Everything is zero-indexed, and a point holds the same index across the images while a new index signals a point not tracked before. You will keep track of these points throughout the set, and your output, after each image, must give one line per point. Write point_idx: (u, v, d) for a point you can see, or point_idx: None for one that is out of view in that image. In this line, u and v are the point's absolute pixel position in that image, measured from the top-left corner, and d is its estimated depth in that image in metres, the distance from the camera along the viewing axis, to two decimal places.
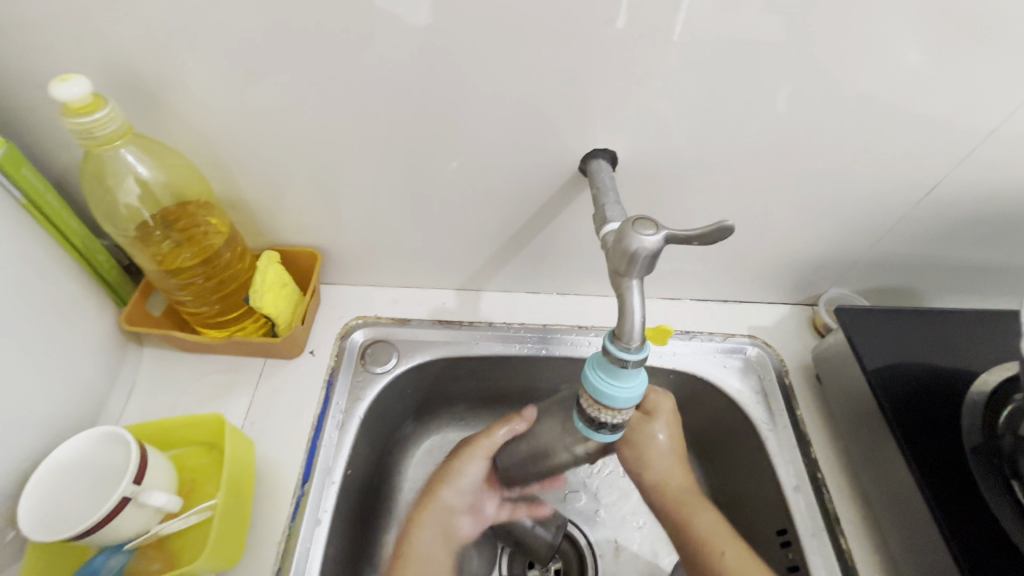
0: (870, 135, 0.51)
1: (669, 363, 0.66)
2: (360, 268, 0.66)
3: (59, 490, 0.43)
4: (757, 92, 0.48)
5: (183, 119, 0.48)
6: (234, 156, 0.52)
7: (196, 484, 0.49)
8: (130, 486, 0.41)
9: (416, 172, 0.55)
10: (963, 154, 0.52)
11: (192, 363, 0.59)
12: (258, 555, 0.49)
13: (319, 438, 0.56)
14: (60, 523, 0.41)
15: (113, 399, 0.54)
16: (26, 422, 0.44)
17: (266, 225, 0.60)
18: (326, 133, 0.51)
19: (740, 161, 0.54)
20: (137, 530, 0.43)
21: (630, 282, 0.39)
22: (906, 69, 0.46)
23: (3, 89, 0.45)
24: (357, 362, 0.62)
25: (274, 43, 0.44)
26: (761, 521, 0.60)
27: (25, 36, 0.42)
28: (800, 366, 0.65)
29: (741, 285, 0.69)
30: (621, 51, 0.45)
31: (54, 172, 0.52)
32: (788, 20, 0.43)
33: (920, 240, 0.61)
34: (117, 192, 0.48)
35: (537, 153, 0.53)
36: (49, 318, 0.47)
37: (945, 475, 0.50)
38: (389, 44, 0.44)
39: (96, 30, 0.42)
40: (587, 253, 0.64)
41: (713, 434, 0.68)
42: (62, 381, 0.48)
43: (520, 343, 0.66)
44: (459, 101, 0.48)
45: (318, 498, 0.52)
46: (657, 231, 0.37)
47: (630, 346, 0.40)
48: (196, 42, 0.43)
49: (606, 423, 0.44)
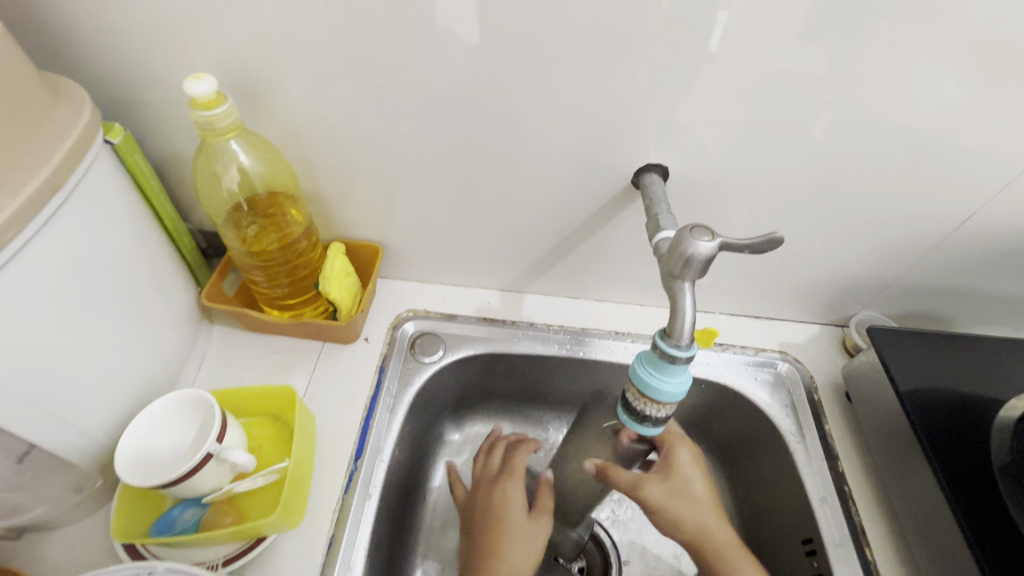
0: (910, 163, 0.54)
1: (702, 373, 0.68)
2: (413, 264, 0.70)
3: (150, 444, 0.47)
4: (804, 118, 0.51)
5: (279, 116, 0.54)
6: (317, 152, 0.57)
7: (262, 451, 0.53)
8: (214, 443, 0.45)
9: (477, 176, 0.59)
10: (999, 186, 0.54)
11: (256, 341, 0.64)
12: (314, 521, 0.52)
13: (372, 418, 0.59)
14: (150, 471, 0.46)
15: (186, 368, 0.59)
16: (121, 380, 0.49)
17: (334, 219, 0.65)
18: (400, 137, 0.56)
19: (782, 183, 0.57)
20: (214, 485, 0.47)
21: (683, 284, 0.42)
22: (946, 103, 0.49)
23: (127, 83, 0.51)
24: (407, 351, 0.66)
25: (365, 52, 0.49)
26: (786, 530, 0.62)
27: (152, 39, 0.48)
28: (829, 385, 0.68)
29: (775, 303, 0.71)
30: (681, 72, 0.49)
31: (156, 158, 0.58)
32: (837, 53, 0.47)
33: (953, 268, 0.63)
34: (221, 177, 0.53)
35: (591, 164, 0.57)
36: (149, 290, 0.52)
37: (975, 493, 0.52)
38: (468, 58, 0.49)
39: (213, 35, 0.48)
40: (629, 263, 0.67)
41: (741, 444, 0.70)
42: (153, 346, 0.52)
43: (558, 344, 0.69)
44: (525, 113, 0.53)
45: (369, 474, 0.56)
46: (712, 238, 0.41)
47: (680, 343, 0.43)
48: (300, 49, 0.49)
49: (650, 416, 0.47)
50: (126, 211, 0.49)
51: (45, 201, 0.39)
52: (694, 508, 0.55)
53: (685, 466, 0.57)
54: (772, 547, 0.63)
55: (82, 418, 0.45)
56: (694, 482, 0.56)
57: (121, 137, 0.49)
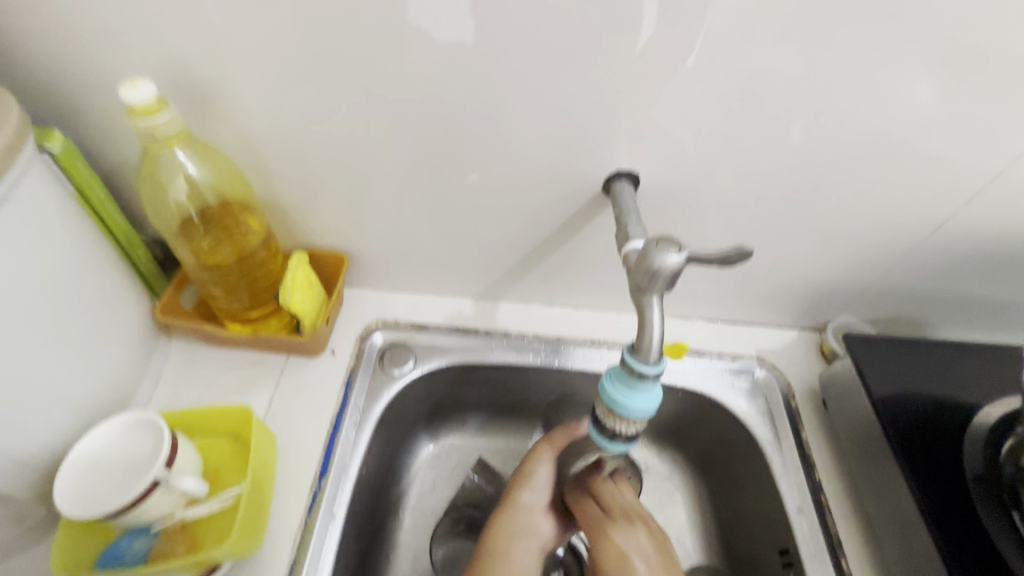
0: (882, 168, 0.53)
1: (679, 381, 0.67)
2: (382, 273, 0.68)
3: (92, 471, 0.45)
4: (775, 124, 0.50)
5: (231, 123, 0.51)
6: (274, 160, 0.55)
7: (219, 473, 0.51)
8: (161, 470, 0.43)
9: (443, 183, 0.57)
10: (971, 191, 0.54)
11: (215, 355, 0.61)
12: (275, 545, 0.50)
13: (338, 434, 0.57)
14: (93, 499, 0.43)
15: (140, 386, 0.56)
16: (64, 404, 0.46)
17: (298, 227, 0.62)
18: (362, 143, 0.53)
19: (755, 188, 0.56)
20: (164, 513, 0.45)
21: (651, 298, 0.41)
22: (916, 108, 0.48)
23: (67, 87, 0.48)
24: (376, 363, 0.64)
25: (319, 56, 0.47)
26: (763, 541, 0.61)
27: (91, 42, 0.45)
28: (806, 391, 0.67)
29: (751, 308, 0.70)
30: (649, 77, 0.47)
31: (104, 167, 0.55)
32: (806, 58, 0.45)
33: (928, 273, 0.63)
34: (167, 188, 0.51)
35: (561, 170, 0.55)
36: (94, 305, 0.49)
37: (949, 503, 0.51)
38: (427, 61, 0.47)
39: (157, 37, 0.45)
40: (603, 269, 0.66)
41: (718, 453, 0.69)
42: (100, 366, 0.50)
43: (532, 353, 0.67)
44: (490, 118, 0.51)
45: (333, 494, 0.54)
46: (680, 251, 0.39)
47: (648, 359, 0.41)
48: (251, 53, 0.46)
49: (620, 434, 0.45)
50: (65, 224, 0.46)
51: None
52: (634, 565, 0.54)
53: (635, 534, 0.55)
54: (750, 557, 0.62)
55: (17, 445, 0.42)
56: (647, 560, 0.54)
57: (60, 145, 0.47)
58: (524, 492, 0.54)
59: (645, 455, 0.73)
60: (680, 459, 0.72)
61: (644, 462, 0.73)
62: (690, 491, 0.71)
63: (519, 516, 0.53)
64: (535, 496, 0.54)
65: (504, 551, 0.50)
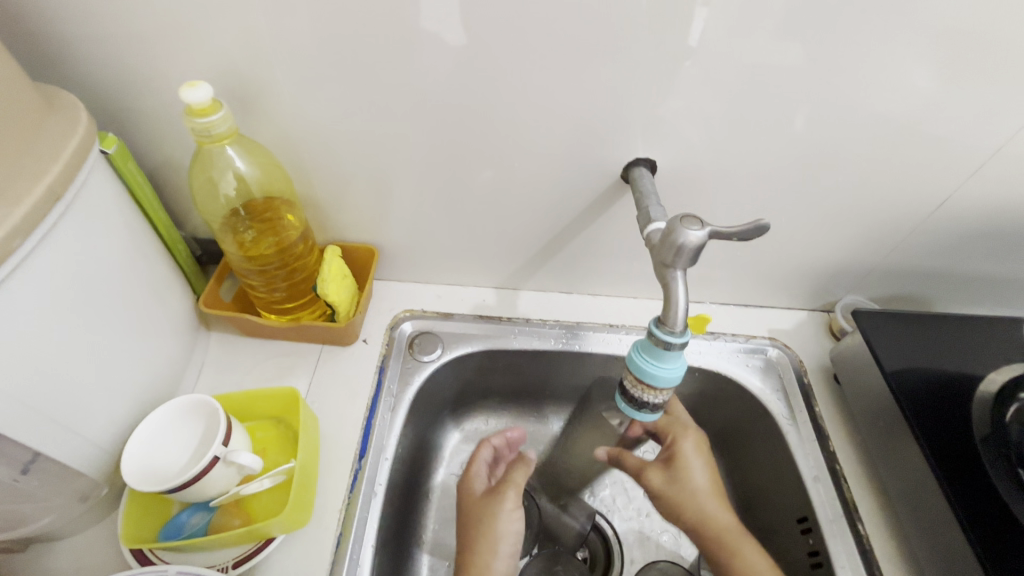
0: (886, 150, 0.56)
1: (695, 361, 0.70)
2: (408, 265, 0.71)
3: (155, 450, 0.48)
4: (785, 110, 0.53)
5: (273, 122, 0.54)
6: (312, 157, 0.58)
7: (267, 454, 0.54)
8: (220, 446, 0.46)
9: (471, 178, 0.60)
10: (970, 170, 0.57)
11: (253, 345, 0.64)
12: (321, 520, 0.53)
13: (374, 417, 0.60)
14: (157, 475, 0.46)
15: (186, 375, 0.59)
16: (123, 388, 0.49)
17: (330, 222, 0.65)
18: (393, 140, 0.56)
19: (766, 173, 0.59)
20: (222, 488, 0.47)
21: (675, 273, 0.44)
22: (916, 93, 0.51)
23: (118, 91, 0.51)
24: (405, 350, 0.67)
25: (356, 59, 0.50)
26: (781, 511, 0.64)
27: (145, 48, 0.48)
28: (818, 367, 0.70)
29: (763, 290, 0.73)
30: (665, 69, 0.50)
31: (149, 168, 0.58)
32: (812, 48, 0.48)
33: (930, 251, 0.66)
34: (218, 184, 0.54)
35: (581, 161, 0.58)
36: (148, 296, 0.52)
37: (961, 463, 0.54)
38: (459, 63, 0.50)
39: (206, 42, 0.48)
40: (620, 256, 0.68)
41: (734, 430, 0.71)
42: (153, 354, 0.53)
43: (554, 338, 0.70)
44: (515, 113, 0.54)
45: (373, 472, 0.56)
46: (702, 227, 0.42)
47: (674, 329, 0.44)
48: (294, 53, 0.49)
49: (647, 402, 0.48)
50: (123, 218, 0.49)
51: (47, 209, 0.39)
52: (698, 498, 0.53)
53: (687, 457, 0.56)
54: (769, 528, 0.65)
55: (86, 426, 0.45)
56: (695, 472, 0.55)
57: (115, 147, 0.49)
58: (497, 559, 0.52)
59: None
60: None
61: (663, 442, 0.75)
62: None
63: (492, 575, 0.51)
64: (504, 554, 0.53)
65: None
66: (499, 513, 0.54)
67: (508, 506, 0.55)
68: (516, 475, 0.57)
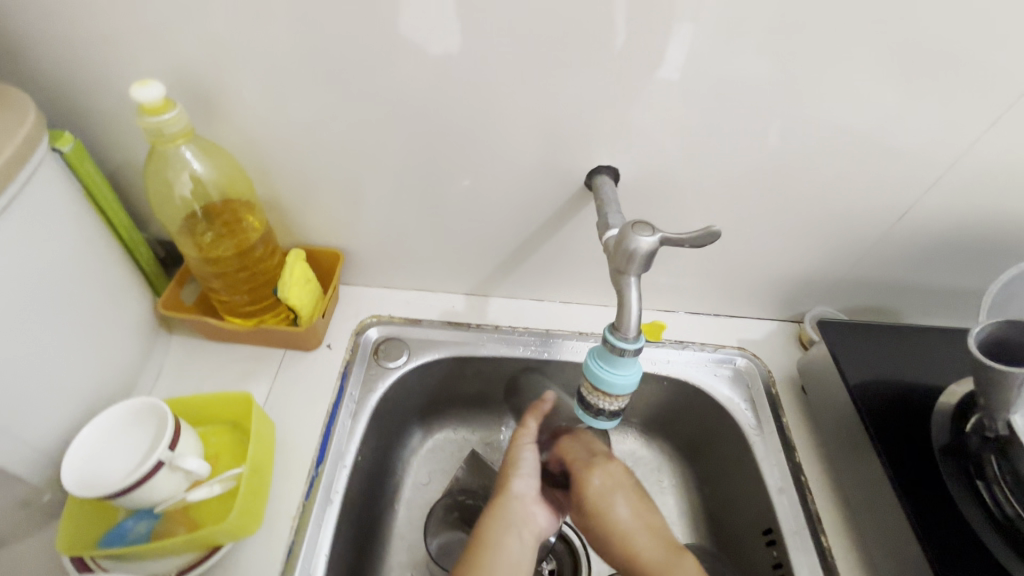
0: (847, 161, 0.56)
1: (663, 370, 0.70)
2: (377, 270, 0.71)
3: (98, 456, 0.46)
4: (746, 122, 0.53)
5: (234, 125, 0.54)
6: (275, 160, 0.57)
7: (219, 460, 0.53)
8: (166, 450, 0.45)
9: (438, 185, 0.60)
10: (929, 181, 0.57)
11: (215, 349, 0.63)
12: (273, 528, 0.52)
13: (334, 423, 0.59)
14: (98, 480, 0.45)
15: (142, 378, 0.58)
16: (69, 391, 0.48)
17: (296, 225, 0.65)
18: (357, 145, 0.56)
19: (730, 183, 0.59)
20: (167, 494, 0.46)
21: (629, 279, 0.44)
22: (873, 105, 0.52)
23: (76, 90, 0.51)
24: (371, 357, 0.66)
25: (316, 63, 0.50)
26: (747, 522, 0.63)
27: (102, 48, 0.48)
28: (786, 377, 0.69)
29: (732, 300, 0.73)
30: (624, 78, 0.50)
31: (110, 168, 0.58)
32: (769, 59, 0.49)
33: (895, 262, 0.66)
34: (174, 185, 0.53)
35: (545, 167, 0.58)
36: (101, 297, 0.51)
37: (916, 474, 0.54)
38: (421, 71, 0.50)
39: (164, 43, 0.48)
40: (589, 264, 0.68)
41: (703, 440, 0.71)
42: (105, 356, 0.52)
43: (524, 346, 0.70)
44: (478, 120, 0.54)
45: (330, 479, 0.55)
46: (653, 233, 0.42)
47: (627, 336, 0.44)
48: (253, 57, 0.49)
49: (603, 409, 0.48)
50: (75, 218, 0.48)
51: None
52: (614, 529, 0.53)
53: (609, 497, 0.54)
54: (735, 539, 0.65)
55: (27, 429, 0.44)
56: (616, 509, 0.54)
57: (70, 145, 0.49)
58: (515, 527, 0.51)
59: (635, 447, 0.75)
60: (668, 448, 0.74)
61: (634, 452, 0.75)
62: (678, 479, 0.73)
63: (507, 510, 0.52)
64: (528, 484, 0.54)
65: (499, 540, 0.49)
66: (517, 452, 0.55)
67: (526, 453, 0.55)
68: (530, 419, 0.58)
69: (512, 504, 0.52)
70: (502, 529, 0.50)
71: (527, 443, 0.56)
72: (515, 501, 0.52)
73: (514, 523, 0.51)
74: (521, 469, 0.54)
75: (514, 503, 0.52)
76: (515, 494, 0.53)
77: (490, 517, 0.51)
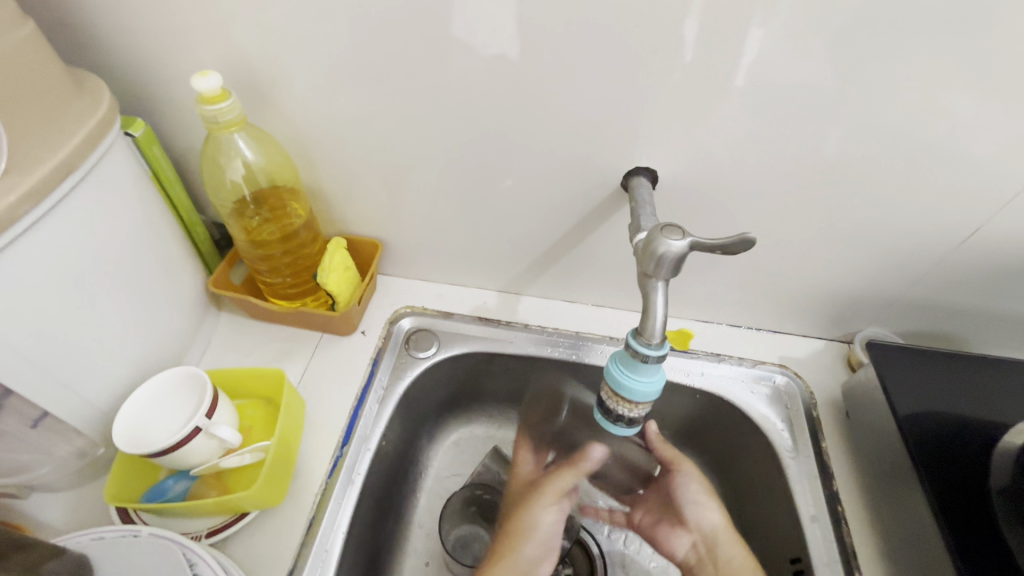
0: (908, 173, 0.52)
1: (696, 382, 0.67)
2: (413, 262, 0.72)
3: (143, 418, 0.50)
4: (795, 128, 0.50)
5: (286, 117, 0.57)
6: (321, 152, 0.60)
7: (251, 431, 0.56)
8: (203, 418, 0.48)
9: (474, 181, 0.61)
10: (1004, 198, 0.52)
11: (258, 328, 0.67)
12: (297, 502, 0.54)
13: (362, 407, 0.61)
14: (142, 440, 0.48)
15: (192, 349, 0.62)
16: (125, 356, 0.52)
17: (338, 215, 0.67)
18: (397, 140, 0.58)
19: (776, 191, 0.56)
20: (203, 458, 0.50)
21: (656, 283, 0.43)
22: (942, 113, 0.47)
23: (149, 81, 0.55)
24: (402, 345, 0.68)
25: (361, 58, 0.51)
26: (775, 547, 0.60)
27: (171, 41, 0.52)
28: (829, 400, 0.66)
29: (774, 315, 0.70)
30: (665, 79, 0.49)
31: (175, 153, 0.62)
32: (824, 62, 0.46)
33: (960, 285, 0.61)
34: (226, 169, 0.57)
35: (581, 168, 0.57)
36: (159, 272, 0.55)
37: (967, 516, 0.50)
38: (461, 68, 0.51)
39: (225, 38, 0.51)
40: (622, 268, 0.67)
41: (732, 457, 0.68)
42: (159, 327, 0.56)
43: (554, 348, 0.69)
44: (515, 117, 0.54)
45: (353, 460, 0.57)
46: (683, 237, 0.41)
47: (651, 342, 0.43)
48: (305, 53, 0.52)
49: (624, 415, 0.47)
50: (141, 197, 0.52)
51: (60, 180, 0.43)
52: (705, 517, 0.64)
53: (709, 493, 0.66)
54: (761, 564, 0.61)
55: (86, 388, 0.48)
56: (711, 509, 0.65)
57: (141, 130, 0.53)
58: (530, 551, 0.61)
59: None
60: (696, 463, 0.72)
61: None
62: None
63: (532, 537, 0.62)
64: (553, 514, 0.63)
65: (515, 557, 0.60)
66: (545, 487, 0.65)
67: (548, 494, 0.64)
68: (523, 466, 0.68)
69: (535, 534, 0.62)
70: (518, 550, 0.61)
71: (564, 481, 0.65)
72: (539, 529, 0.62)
73: (536, 548, 0.61)
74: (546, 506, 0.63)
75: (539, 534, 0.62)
76: (541, 528, 0.62)
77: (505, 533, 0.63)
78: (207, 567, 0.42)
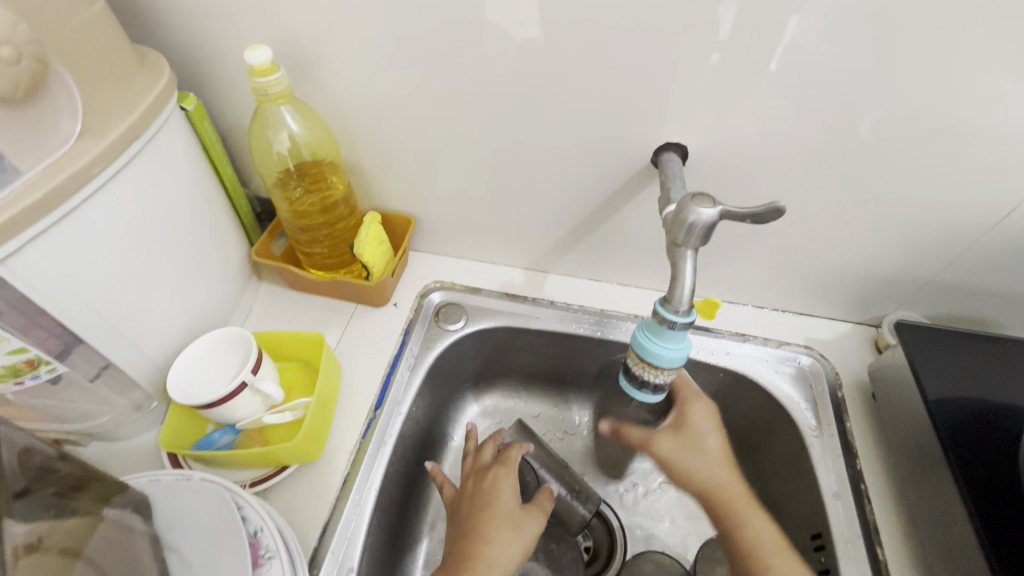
0: (946, 151, 0.51)
1: (721, 361, 0.68)
2: (443, 239, 0.75)
3: (192, 374, 0.54)
4: (828, 104, 0.50)
5: (329, 92, 0.59)
6: (361, 128, 0.62)
7: (291, 392, 0.59)
8: (249, 373, 0.51)
9: (504, 158, 0.62)
10: None
11: (296, 298, 0.70)
12: (333, 459, 0.57)
13: (394, 374, 0.63)
14: (192, 394, 0.52)
15: (234, 315, 0.66)
16: (177, 317, 0.55)
17: (374, 190, 0.70)
18: (432, 116, 0.60)
19: (807, 169, 0.56)
20: (247, 413, 0.53)
21: (685, 252, 0.44)
22: (983, 89, 0.46)
23: (200, 58, 0.58)
24: (431, 318, 0.70)
25: (400, 35, 0.53)
26: (795, 524, 0.61)
27: (222, 19, 0.55)
28: (854, 382, 0.66)
29: (801, 296, 0.70)
30: (697, 55, 0.49)
31: (222, 128, 0.65)
32: (860, 36, 0.45)
33: (995, 268, 0.60)
34: (273, 141, 0.59)
35: (611, 144, 0.58)
36: (207, 240, 0.58)
37: (996, 493, 0.50)
38: (496, 45, 0.52)
39: (271, 15, 0.53)
40: (649, 246, 0.68)
41: (755, 436, 0.69)
42: (207, 292, 0.59)
43: (579, 324, 0.70)
44: (547, 94, 0.55)
45: (386, 423, 0.60)
46: (713, 206, 0.42)
47: (678, 309, 0.44)
48: (347, 30, 0.54)
49: (648, 381, 0.49)
50: (194, 168, 0.55)
51: (126, 145, 0.46)
52: (704, 463, 0.56)
53: (698, 422, 0.58)
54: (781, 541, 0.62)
55: (143, 343, 0.52)
56: (707, 439, 0.58)
57: (193, 104, 0.56)
58: (504, 538, 0.53)
59: None
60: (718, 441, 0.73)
61: None
62: None
63: (491, 518, 0.54)
64: (507, 500, 0.56)
65: (484, 540, 0.53)
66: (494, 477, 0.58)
67: (502, 480, 0.58)
68: (485, 447, 0.62)
69: (495, 519, 0.54)
70: (494, 534, 0.53)
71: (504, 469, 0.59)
72: (494, 508, 0.55)
73: (508, 529, 0.53)
74: (497, 492, 0.57)
75: (503, 518, 0.54)
76: (498, 508, 0.55)
77: (463, 521, 0.55)
78: (254, 512, 0.46)
